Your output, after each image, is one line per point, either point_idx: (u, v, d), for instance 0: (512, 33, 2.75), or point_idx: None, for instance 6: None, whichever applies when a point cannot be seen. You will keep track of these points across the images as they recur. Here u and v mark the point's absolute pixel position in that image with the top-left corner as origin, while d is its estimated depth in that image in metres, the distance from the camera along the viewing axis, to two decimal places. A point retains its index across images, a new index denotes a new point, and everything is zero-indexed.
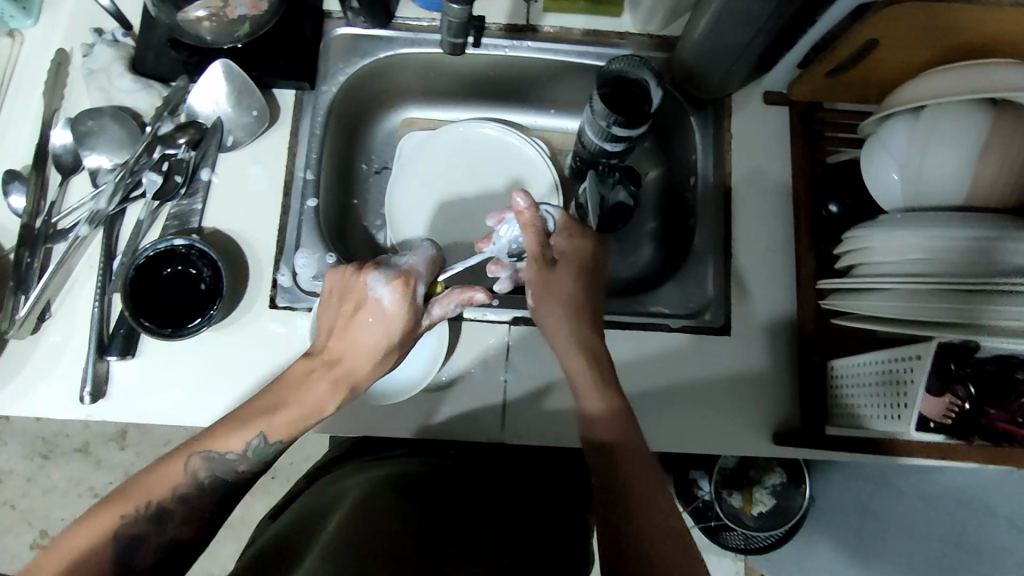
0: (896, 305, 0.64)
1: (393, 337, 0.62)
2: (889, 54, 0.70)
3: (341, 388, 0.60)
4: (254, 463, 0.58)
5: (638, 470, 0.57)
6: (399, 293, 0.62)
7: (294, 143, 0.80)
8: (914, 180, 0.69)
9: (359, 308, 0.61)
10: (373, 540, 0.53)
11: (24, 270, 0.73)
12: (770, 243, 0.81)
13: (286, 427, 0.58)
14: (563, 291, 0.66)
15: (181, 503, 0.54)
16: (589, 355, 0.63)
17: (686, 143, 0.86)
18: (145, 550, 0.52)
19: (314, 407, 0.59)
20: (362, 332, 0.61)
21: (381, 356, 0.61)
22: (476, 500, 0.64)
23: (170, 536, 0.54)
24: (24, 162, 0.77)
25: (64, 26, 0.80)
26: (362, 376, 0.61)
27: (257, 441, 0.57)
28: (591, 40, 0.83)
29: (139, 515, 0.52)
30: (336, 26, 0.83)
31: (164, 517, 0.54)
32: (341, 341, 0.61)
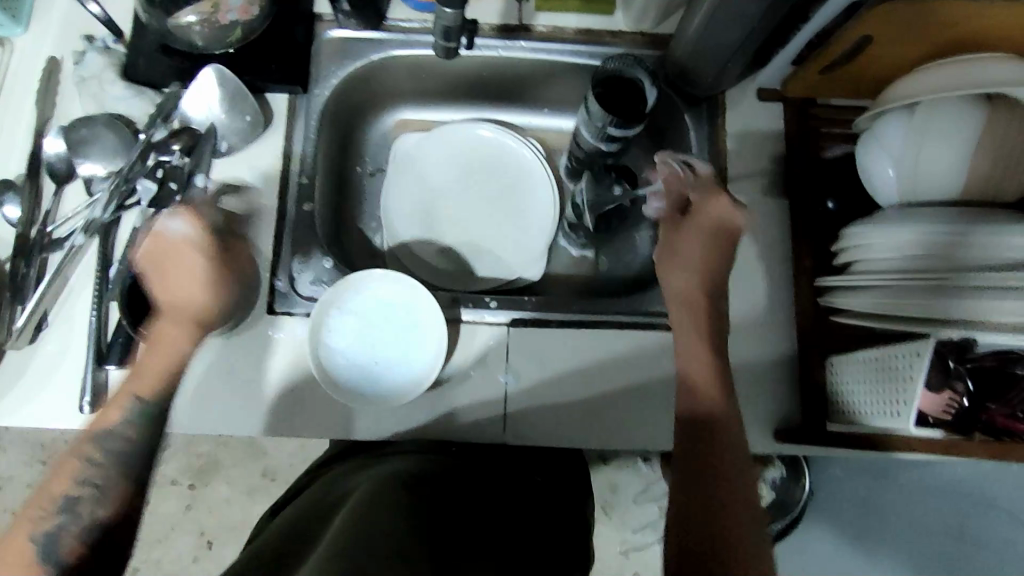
0: (892, 302, 0.64)
1: (202, 278, 0.69)
2: (884, 50, 0.70)
3: (181, 323, 0.68)
4: (152, 423, 0.64)
5: (735, 450, 0.64)
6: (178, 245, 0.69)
7: (288, 147, 0.80)
8: (909, 175, 0.69)
9: (169, 253, 0.69)
10: (384, 522, 0.52)
11: (21, 280, 0.72)
12: (767, 240, 0.81)
13: (163, 376, 0.66)
14: (689, 254, 0.74)
15: (89, 483, 0.60)
16: (704, 308, 0.72)
17: (682, 140, 0.86)
18: (65, 537, 0.57)
19: (178, 347, 0.67)
20: (185, 275, 0.69)
21: (200, 287, 0.69)
22: (473, 496, 0.63)
23: (90, 516, 0.58)
24: (17, 171, 0.76)
25: (54, 33, 0.79)
26: (200, 311, 0.69)
27: (130, 403, 0.64)
28: (585, 38, 0.83)
29: (49, 509, 0.58)
30: (328, 29, 0.82)
31: (76, 501, 0.59)
32: (162, 279, 0.69)
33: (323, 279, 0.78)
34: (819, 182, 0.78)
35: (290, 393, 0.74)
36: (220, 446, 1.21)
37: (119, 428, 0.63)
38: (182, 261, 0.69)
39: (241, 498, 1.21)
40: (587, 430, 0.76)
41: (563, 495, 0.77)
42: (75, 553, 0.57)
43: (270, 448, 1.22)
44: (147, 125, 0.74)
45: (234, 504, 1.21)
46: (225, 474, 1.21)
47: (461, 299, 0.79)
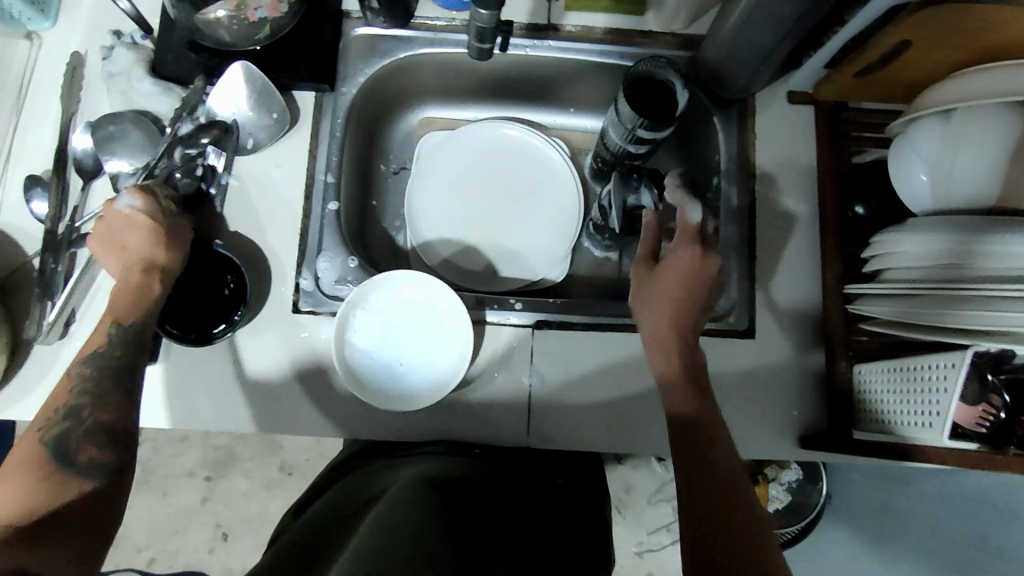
0: (922, 312, 0.64)
1: (152, 234, 0.66)
2: (921, 55, 0.69)
3: (141, 271, 0.65)
4: (124, 345, 0.63)
5: (715, 451, 0.59)
6: (128, 210, 0.65)
7: (315, 144, 0.79)
8: (943, 182, 0.68)
9: (113, 219, 0.65)
10: (414, 522, 0.51)
11: (50, 276, 0.71)
12: (795, 246, 0.80)
13: (134, 317, 0.64)
14: (665, 289, 0.66)
15: (81, 393, 0.59)
16: (687, 362, 0.64)
17: (709, 143, 0.85)
18: (74, 439, 0.56)
19: (138, 286, 0.65)
20: (137, 235, 0.65)
21: (146, 242, 0.65)
22: (502, 500, 0.63)
23: (90, 420, 0.58)
24: (46, 166, 0.76)
25: (82, 28, 0.79)
26: (160, 255, 0.66)
27: (113, 329, 0.63)
28: (614, 38, 0.82)
29: (57, 414, 0.58)
30: (356, 26, 0.82)
31: (77, 409, 0.58)
32: (111, 250, 0.66)
33: (348, 277, 0.77)
34: (850, 187, 0.77)
35: (314, 391, 0.75)
36: (237, 440, 1.21)
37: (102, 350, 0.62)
38: (131, 221, 0.65)
39: (258, 492, 1.21)
40: (611, 433, 0.76)
41: (586, 499, 0.77)
42: (87, 453, 0.56)
43: (287, 443, 1.22)
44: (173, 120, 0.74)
45: (251, 498, 1.21)
46: (242, 467, 1.22)
47: (486, 300, 0.78)
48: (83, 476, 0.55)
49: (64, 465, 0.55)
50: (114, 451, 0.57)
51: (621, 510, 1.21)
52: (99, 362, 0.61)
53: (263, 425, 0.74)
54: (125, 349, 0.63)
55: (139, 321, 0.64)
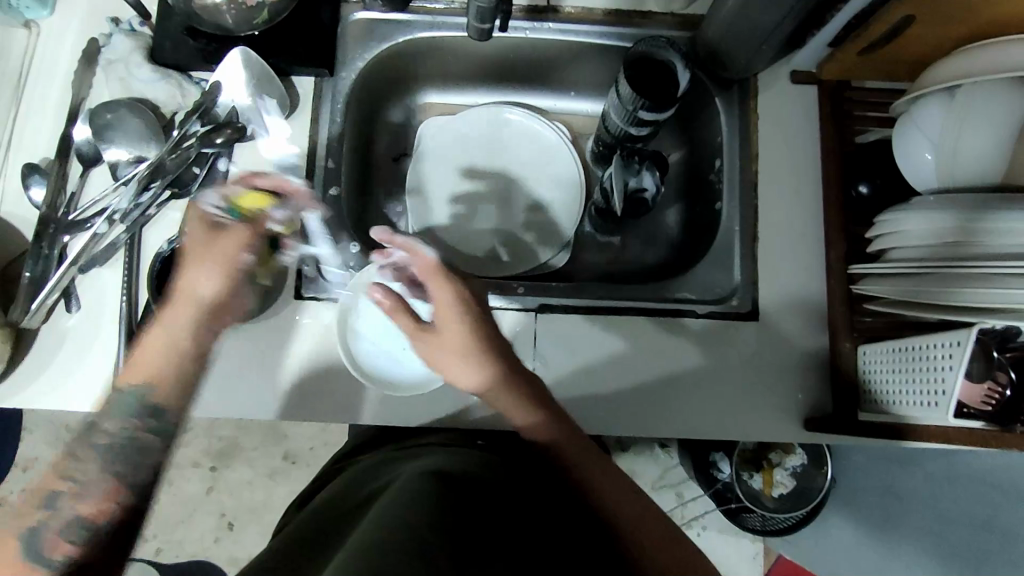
0: (925, 291, 0.64)
1: (222, 272, 0.61)
2: (927, 31, 0.68)
3: (189, 320, 0.61)
4: (128, 411, 0.59)
5: (588, 463, 0.64)
6: (240, 242, 0.61)
7: (315, 131, 0.79)
8: (948, 161, 0.68)
9: (215, 242, 0.61)
10: (412, 515, 0.50)
11: (43, 260, 0.70)
12: (799, 226, 0.79)
13: (173, 386, 0.60)
14: (450, 347, 0.63)
15: (73, 478, 0.56)
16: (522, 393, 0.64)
17: (711, 124, 0.85)
18: (52, 536, 0.53)
19: (182, 340, 0.60)
20: (216, 265, 0.61)
21: (219, 288, 0.61)
22: (507, 491, 0.62)
23: (71, 513, 0.54)
24: (47, 154, 0.76)
25: (81, 16, 0.79)
26: (210, 307, 0.61)
27: (130, 396, 0.59)
28: (613, 20, 0.82)
29: (38, 505, 0.55)
30: (354, 11, 0.81)
31: (57, 498, 0.55)
32: (196, 268, 0.61)
33: (350, 263, 0.78)
34: (853, 167, 0.77)
35: (317, 377, 0.75)
36: (242, 429, 1.22)
37: (111, 427, 0.59)
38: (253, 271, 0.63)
39: (263, 480, 1.22)
40: (617, 416, 0.75)
41: None
42: (62, 550, 0.53)
43: (291, 432, 1.23)
44: (182, 121, 0.74)
45: (256, 487, 1.22)
46: (247, 457, 1.22)
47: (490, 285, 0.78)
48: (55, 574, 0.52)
49: (38, 563, 0.53)
50: (96, 548, 0.54)
51: None
52: (109, 440, 0.59)
53: (264, 412, 0.74)
54: (143, 424, 0.59)
55: (163, 394, 0.60)
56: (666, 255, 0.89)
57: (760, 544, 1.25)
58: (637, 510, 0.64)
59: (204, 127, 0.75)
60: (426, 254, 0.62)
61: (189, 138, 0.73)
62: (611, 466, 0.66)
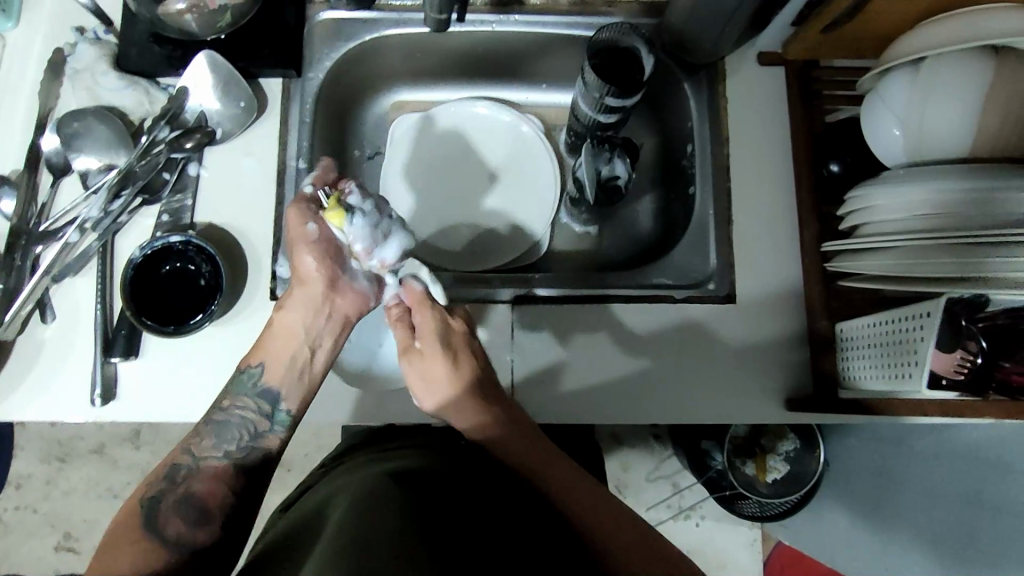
0: (900, 263, 0.64)
1: (325, 264, 0.65)
2: (885, 6, 0.69)
3: (303, 307, 0.65)
4: (245, 382, 0.65)
5: (551, 469, 0.63)
6: (303, 219, 0.64)
7: (285, 132, 0.79)
8: (916, 136, 0.68)
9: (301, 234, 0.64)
10: (385, 522, 0.51)
11: (17, 272, 0.71)
12: (771, 207, 0.79)
13: (283, 369, 0.65)
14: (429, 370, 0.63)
15: (196, 457, 0.61)
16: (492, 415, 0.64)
17: (682, 109, 0.85)
18: (164, 510, 0.57)
19: (298, 328, 0.65)
20: (317, 257, 0.64)
21: (325, 276, 0.65)
22: (470, 492, 0.60)
23: (184, 488, 0.59)
24: (15, 166, 0.76)
25: (45, 26, 0.79)
26: (314, 293, 0.65)
27: (256, 370, 0.65)
28: (578, 10, 0.82)
29: (160, 476, 0.60)
30: (320, 11, 0.81)
31: (176, 472, 0.60)
32: (297, 260, 0.65)
33: None
34: (823, 145, 0.76)
35: None
36: None
37: (228, 403, 0.64)
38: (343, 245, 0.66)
39: None
40: (597, 403, 0.75)
41: None
42: (174, 525, 0.57)
43: None
44: (150, 127, 0.75)
45: None
46: None
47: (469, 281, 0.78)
48: (165, 545, 0.55)
49: (152, 532, 0.56)
50: (205, 530, 0.57)
51: (622, 488, 1.23)
52: (227, 416, 0.64)
53: None
54: (256, 405, 0.64)
55: (282, 371, 0.65)
56: (643, 241, 0.89)
57: (757, 531, 1.25)
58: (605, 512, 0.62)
59: (172, 132, 0.76)
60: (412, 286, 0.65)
61: (156, 142, 0.74)
62: (575, 472, 0.64)
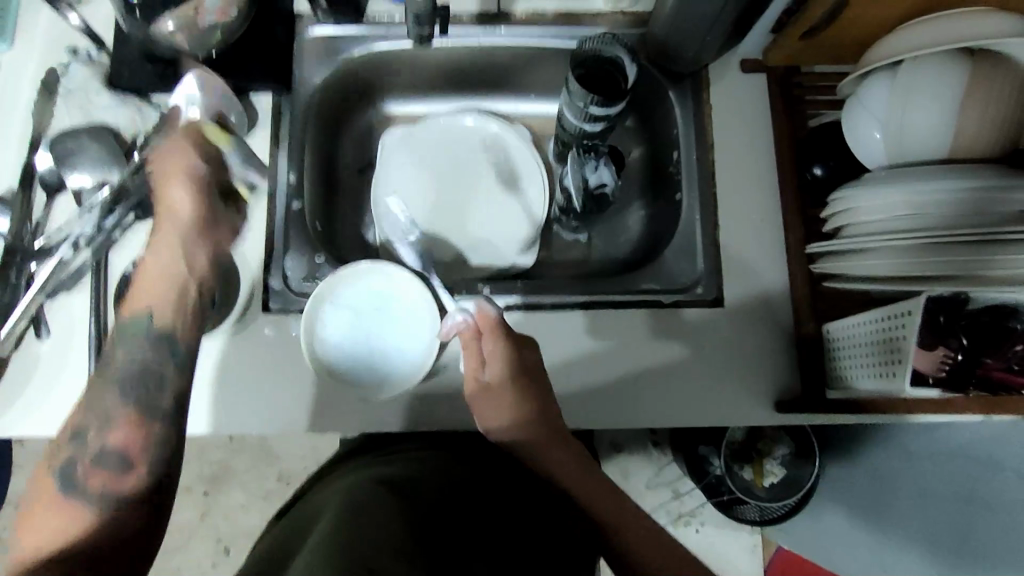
0: (882, 264, 0.64)
1: (193, 189, 0.66)
2: (862, 10, 0.70)
3: (173, 241, 0.64)
4: (137, 329, 0.61)
5: (568, 468, 0.65)
6: (182, 159, 0.67)
7: (276, 146, 0.80)
8: (897, 139, 0.69)
9: (172, 173, 0.66)
10: (382, 533, 0.53)
11: (12, 288, 0.72)
12: (757, 211, 0.80)
13: (171, 305, 0.62)
14: (496, 389, 0.67)
15: (94, 410, 0.58)
16: (547, 429, 0.67)
17: (667, 117, 0.86)
18: (82, 468, 0.56)
19: (177, 263, 0.64)
20: (180, 190, 0.65)
21: (197, 197, 0.66)
22: (456, 519, 0.62)
23: (98, 442, 0.57)
24: (11, 185, 0.77)
25: (39, 48, 0.80)
26: (188, 218, 0.65)
27: (144, 316, 0.61)
28: (563, 22, 0.83)
29: (69, 437, 0.58)
30: (309, 28, 0.83)
31: (83, 430, 0.58)
32: (168, 199, 0.65)
33: (315, 274, 0.78)
34: (805, 149, 0.77)
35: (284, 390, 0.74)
36: (233, 452, 1.22)
37: (122, 356, 0.60)
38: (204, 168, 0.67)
39: (257, 502, 1.22)
40: (589, 409, 0.76)
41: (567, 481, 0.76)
42: (97, 481, 0.56)
43: (282, 452, 1.22)
44: (143, 144, 0.75)
45: (251, 510, 1.21)
46: (240, 480, 1.22)
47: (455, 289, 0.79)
48: (91, 505, 0.55)
49: (73, 495, 0.55)
50: (130, 478, 0.56)
51: None
52: (122, 367, 0.60)
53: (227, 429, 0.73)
54: (151, 348, 0.61)
55: (174, 317, 0.62)
56: (633, 247, 0.90)
57: (758, 536, 1.25)
58: (621, 509, 0.63)
59: (165, 149, 0.77)
60: (487, 311, 0.69)
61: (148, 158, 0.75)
62: (590, 465, 0.66)
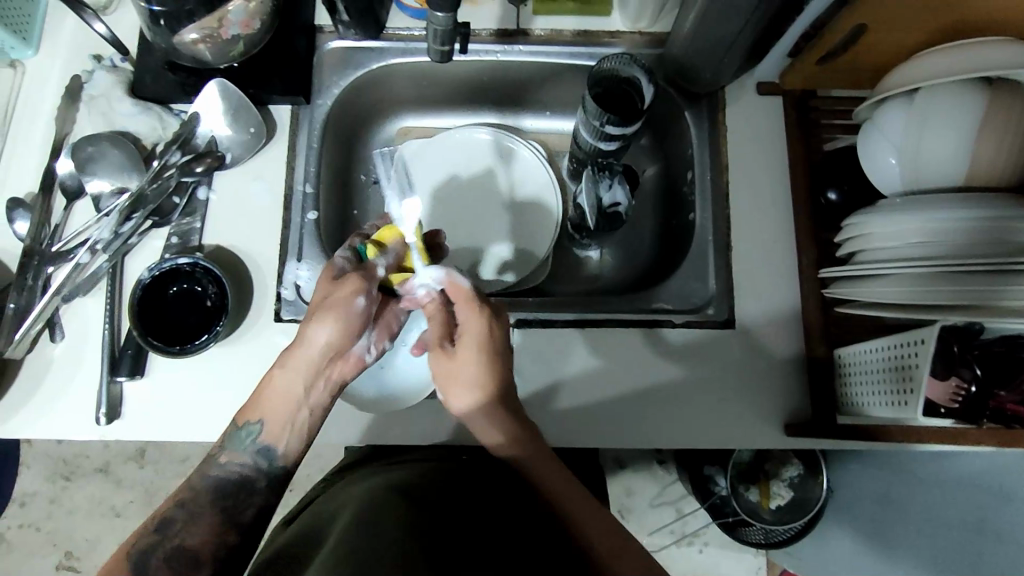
0: (895, 291, 0.64)
1: (340, 329, 0.59)
2: (880, 37, 0.70)
3: (301, 375, 0.59)
4: (235, 441, 0.61)
5: (556, 486, 0.60)
6: (352, 290, 0.60)
7: (293, 157, 0.81)
8: (912, 165, 0.69)
9: (333, 293, 0.60)
10: (384, 538, 0.52)
11: (28, 291, 0.73)
12: (770, 232, 0.80)
13: (283, 430, 0.61)
14: (462, 369, 0.62)
15: (190, 509, 0.60)
16: (520, 425, 0.62)
17: (682, 138, 0.86)
18: (156, 561, 0.58)
19: (296, 392, 0.60)
20: (327, 320, 0.59)
21: (341, 336, 0.59)
22: (475, 510, 0.61)
23: (174, 541, 0.59)
24: (31, 188, 0.78)
25: (64, 54, 0.81)
26: (320, 351, 0.59)
27: (255, 428, 0.61)
28: (582, 40, 0.84)
29: (152, 523, 0.60)
30: (329, 40, 0.84)
31: (167, 523, 0.59)
32: (319, 322, 0.59)
33: None
34: (820, 173, 0.78)
35: None
36: None
37: (224, 459, 0.62)
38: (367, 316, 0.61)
39: None
40: (596, 426, 0.76)
41: None
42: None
43: None
44: (163, 152, 0.77)
45: None
46: None
47: None
48: None
49: None
50: None
51: (623, 513, 1.22)
52: (224, 472, 0.62)
53: None
54: (254, 462, 0.61)
55: (285, 445, 0.61)
56: (644, 265, 0.90)
57: (762, 558, 1.24)
58: (614, 537, 0.57)
59: (184, 156, 0.78)
60: (458, 282, 0.62)
61: (169, 166, 0.76)
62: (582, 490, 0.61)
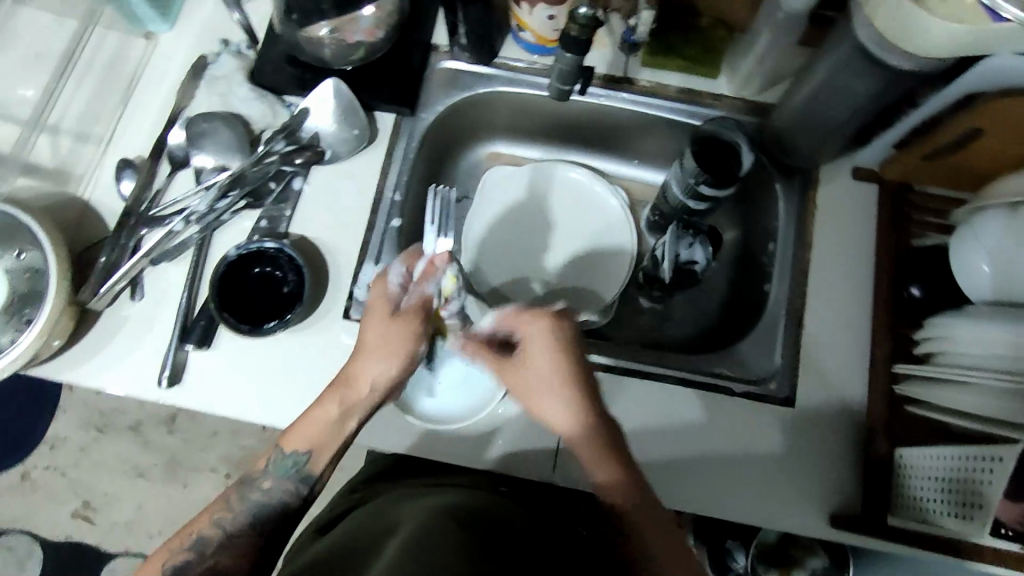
0: (973, 399, 0.62)
1: (398, 370, 0.63)
2: (994, 143, 0.70)
3: (352, 412, 0.63)
4: (280, 466, 0.63)
5: (652, 530, 0.59)
6: (410, 337, 0.63)
7: (387, 164, 0.84)
8: (1004, 275, 0.67)
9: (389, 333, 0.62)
10: (441, 563, 0.51)
11: (120, 248, 0.76)
12: (844, 318, 0.79)
13: (328, 460, 0.63)
14: (541, 386, 0.62)
15: (223, 529, 0.62)
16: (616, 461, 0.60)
17: (768, 209, 0.86)
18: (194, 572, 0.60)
19: (346, 426, 0.63)
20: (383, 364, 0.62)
21: (395, 379, 0.63)
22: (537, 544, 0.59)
23: (212, 560, 0.60)
24: (142, 151, 0.82)
25: (194, 34, 0.86)
26: (377, 392, 0.63)
27: (302, 457, 0.63)
28: (686, 97, 0.85)
29: (185, 542, 0.61)
30: (442, 59, 0.87)
31: (204, 542, 0.61)
32: (377, 362, 0.62)
33: None
34: (906, 267, 0.77)
35: None
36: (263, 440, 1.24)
37: (269, 484, 0.63)
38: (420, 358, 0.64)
39: None
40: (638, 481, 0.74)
41: None
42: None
43: None
44: (269, 138, 0.80)
45: None
46: None
47: None
48: None
49: None
50: None
51: None
52: (264, 494, 0.63)
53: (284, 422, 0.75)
54: (296, 488, 0.64)
55: (324, 472, 0.64)
56: (709, 326, 0.90)
57: None
58: None
59: (288, 147, 0.80)
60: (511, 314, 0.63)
61: (272, 153, 0.80)
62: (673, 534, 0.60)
